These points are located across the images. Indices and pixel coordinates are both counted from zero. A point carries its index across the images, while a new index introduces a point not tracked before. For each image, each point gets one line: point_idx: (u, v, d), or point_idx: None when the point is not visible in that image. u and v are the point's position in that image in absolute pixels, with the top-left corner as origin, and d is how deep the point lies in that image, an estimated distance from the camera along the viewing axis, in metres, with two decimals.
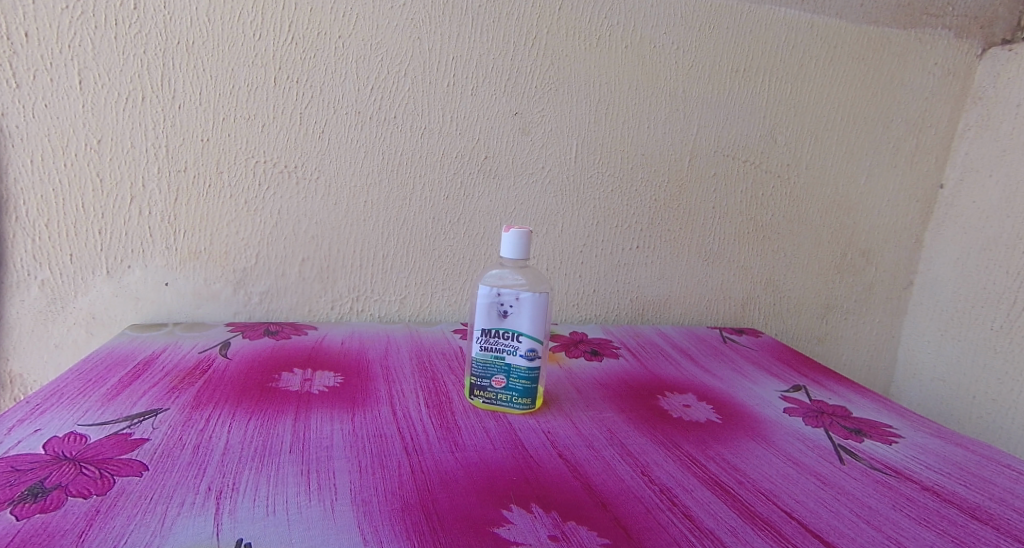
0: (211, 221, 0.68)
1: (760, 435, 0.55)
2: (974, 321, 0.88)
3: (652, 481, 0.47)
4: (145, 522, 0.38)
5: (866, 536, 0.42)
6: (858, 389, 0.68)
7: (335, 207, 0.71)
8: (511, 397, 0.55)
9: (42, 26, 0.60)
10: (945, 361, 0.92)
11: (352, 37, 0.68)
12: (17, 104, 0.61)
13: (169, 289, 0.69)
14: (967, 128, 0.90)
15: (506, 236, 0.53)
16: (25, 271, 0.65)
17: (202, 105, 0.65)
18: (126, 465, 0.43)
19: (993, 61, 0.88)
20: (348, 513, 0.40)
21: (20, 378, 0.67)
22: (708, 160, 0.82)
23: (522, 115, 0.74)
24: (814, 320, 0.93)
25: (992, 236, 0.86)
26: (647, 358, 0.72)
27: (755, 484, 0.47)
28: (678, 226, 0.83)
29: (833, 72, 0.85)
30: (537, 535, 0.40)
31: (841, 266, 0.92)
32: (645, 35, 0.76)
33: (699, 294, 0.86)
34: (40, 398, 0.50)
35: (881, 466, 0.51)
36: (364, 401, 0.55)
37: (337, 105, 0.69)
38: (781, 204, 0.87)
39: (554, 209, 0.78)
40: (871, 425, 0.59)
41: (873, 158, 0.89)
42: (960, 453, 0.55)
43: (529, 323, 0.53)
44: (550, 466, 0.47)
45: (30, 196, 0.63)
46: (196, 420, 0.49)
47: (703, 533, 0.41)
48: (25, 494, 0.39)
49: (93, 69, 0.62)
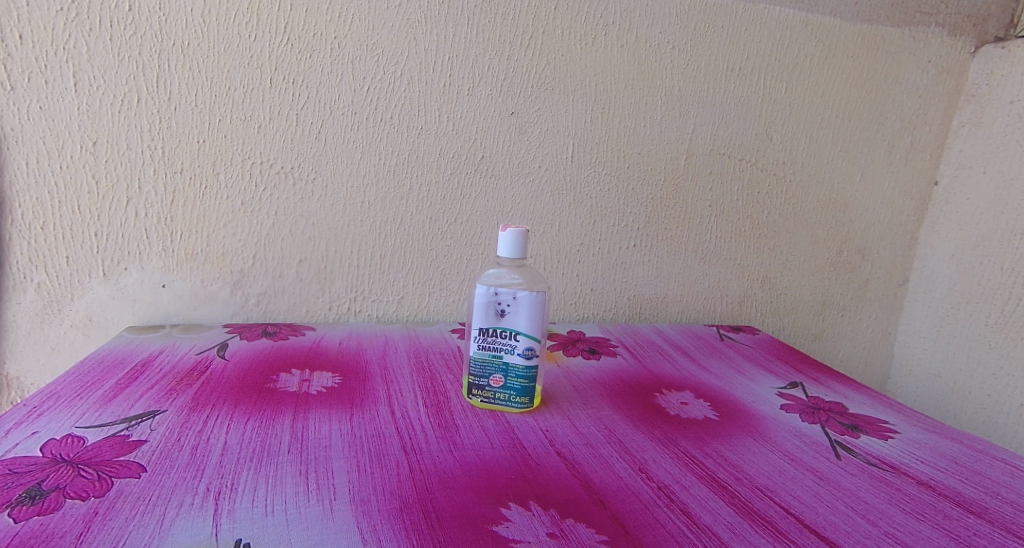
0: (208, 222, 0.68)
1: (757, 432, 0.55)
2: (970, 317, 0.88)
3: (649, 478, 0.47)
4: (143, 523, 0.38)
5: (863, 531, 0.42)
6: (855, 385, 0.69)
7: (332, 208, 0.71)
8: (509, 396, 0.55)
9: (37, 29, 0.60)
10: (941, 357, 0.92)
11: (348, 38, 0.68)
12: (13, 107, 0.61)
13: (166, 291, 0.69)
14: (961, 125, 0.90)
15: (503, 235, 0.53)
16: (21, 274, 0.65)
17: (198, 106, 0.65)
18: (124, 466, 0.43)
19: (986, 58, 0.88)
20: (346, 513, 0.40)
21: (16, 381, 0.67)
22: (704, 159, 0.82)
23: (518, 115, 0.74)
24: (811, 317, 0.93)
25: (986, 232, 0.86)
26: (644, 356, 0.72)
27: (753, 480, 0.47)
28: (675, 225, 0.83)
29: (828, 70, 0.85)
30: (535, 533, 0.40)
31: (837, 263, 0.92)
32: (640, 35, 0.76)
33: (696, 293, 0.87)
34: (37, 400, 0.50)
35: (878, 462, 0.51)
36: (362, 401, 0.55)
37: (333, 106, 0.69)
38: (776, 202, 0.87)
39: (551, 208, 0.78)
40: (867, 421, 0.59)
41: (868, 156, 0.90)
42: (956, 448, 0.55)
43: (526, 323, 0.53)
44: (548, 464, 0.48)
45: (26, 199, 0.63)
46: (194, 421, 0.49)
47: (700, 530, 0.41)
48: (22, 497, 0.39)
49: (88, 72, 0.62)
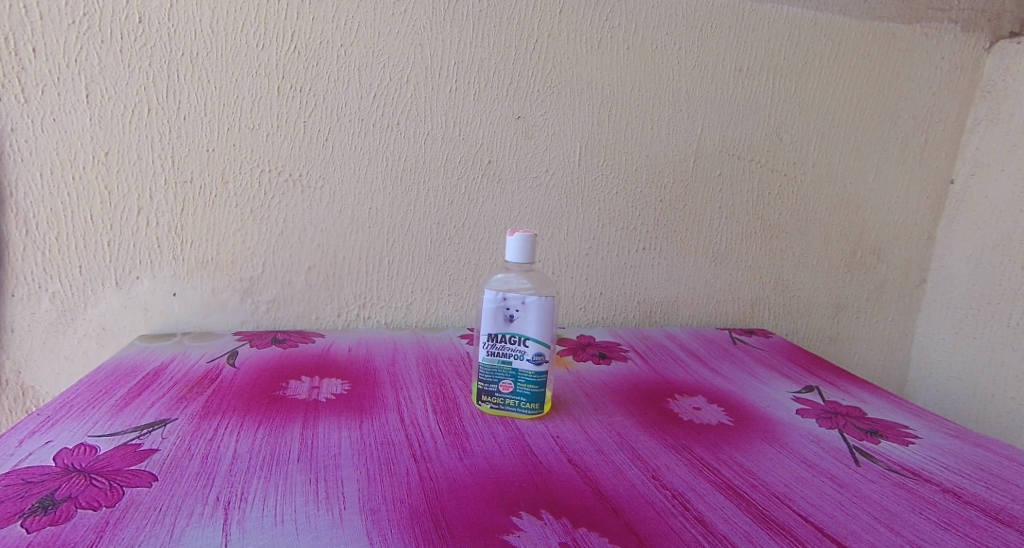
0: (218, 231, 0.69)
1: (772, 437, 0.55)
2: (989, 318, 0.87)
3: (663, 485, 0.46)
4: (154, 533, 0.38)
5: (884, 539, 0.42)
6: (872, 388, 0.67)
7: (340, 215, 0.71)
8: (519, 402, 0.54)
9: (49, 42, 0.61)
10: (960, 359, 0.91)
11: (354, 45, 0.68)
12: (26, 120, 0.62)
13: (177, 299, 0.69)
14: (976, 122, 0.89)
15: (511, 240, 0.53)
16: (34, 283, 0.65)
17: (207, 115, 0.66)
18: (136, 476, 0.43)
19: (1001, 54, 0.87)
20: (356, 522, 0.40)
21: (31, 390, 0.67)
22: (713, 159, 0.81)
23: (525, 119, 0.74)
24: (825, 319, 0.92)
25: (1005, 231, 0.84)
26: (655, 360, 0.72)
27: (769, 487, 0.47)
28: (684, 227, 0.82)
29: (839, 69, 0.84)
30: (548, 542, 0.40)
31: (851, 264, 0.91)
32: (646, 36, 0.76)
33: (707, 295, 0.86)
34: (50, 410, 0.50)
35: (898, 468, 0.50)
36: (371, 408, 0.55)
37: (340, 113, 0.69)
38: (788, 202, 0.86)
39: (560, 212, 0.77)
40: (885, 426, 0.58)
41: (882, 155, 0.89)
42: (979, 453, 0.54)
43: (535, 328, 0.52)
44: (560, 471, 0.47)
45: (39, 209, 0.64)
46: (204, 429, 0.50)
47: (716, 539, 0.41)
48: (34, 507, 0.39)
49: (100, 83, 0.63)
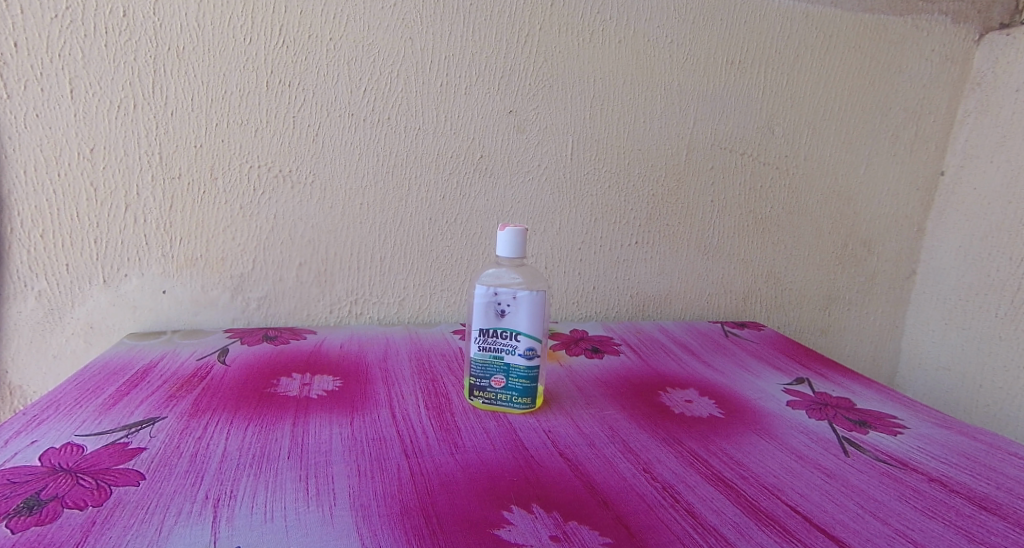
0: (208, 227, 0.68)
1: (762, 429, 0.55)
2: (979, 309, 0.87)
3: (654, 478, 0.46)
4: (141, 532, 0.37)
5: (872, 529, 0.42)
6: (862, 379, 0.68)
7: (331, 211, 0.71)
8: (511, 396, 0.54)
9: (31, 36, 0.60)
10: (950, 350, 0.91)
11: (343, 39, 0.67)
12: (9, 116, 0.61)
13: (167, 297, 0.69)
14: (967, 114, 0.89)
15: (502, 234, 0.53)
16: (20, 281, 0.65)
17: (194, 111, 0.65)
18: (123, 475, 0.43)
19: (991, 46, 0.87)
20: (346, 518, 0.40)
21: (19, 389, 0.67)
22: (705, 153, 0.81)
23: (516, 114, 0.74)
24: (817, 311, 0.92)
25: (994, 222, 0.85)
26: (647, 354, 0.72)
27: (759, 479, 0.47)
28: (677, 220, 0.82)
29: (831, 61, 0.84)
30: (538, 535, 0.39)
31: (842, 256, 0.91)
32: (638, 29, 0.76)
33: (700, 288, 0.86)
34: (37, 409, 0.50)
35: (887, 458, 0.51)
36: (362, 405, 0.55)
37: (330, 108, 0.68)
38: (780, 195, 0.86)
39: (551, 206, 0.77)
40: (875, 416, 0.59)
41: (873, 147, 0.89)
42: (967, 443, 0.54)
43: (527, 322, 0.52)
44: (551, 465, 0.47)
45: (25, 206, 0.63)
46: (194, 427, 0.49)
47: (706, 530, 0.41)
48: (19, 507, 0.38)
49: (84, 78, 0.62)
